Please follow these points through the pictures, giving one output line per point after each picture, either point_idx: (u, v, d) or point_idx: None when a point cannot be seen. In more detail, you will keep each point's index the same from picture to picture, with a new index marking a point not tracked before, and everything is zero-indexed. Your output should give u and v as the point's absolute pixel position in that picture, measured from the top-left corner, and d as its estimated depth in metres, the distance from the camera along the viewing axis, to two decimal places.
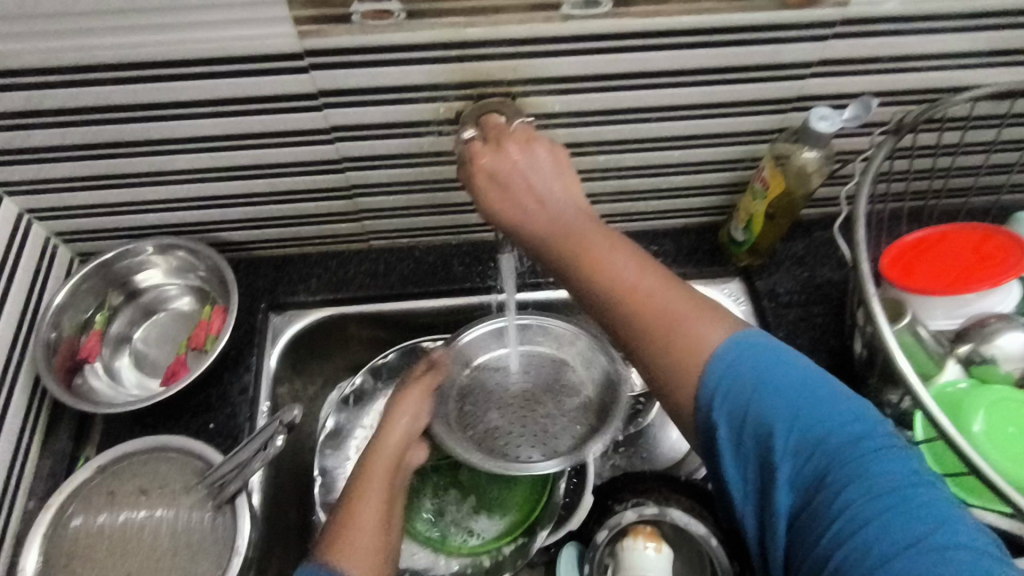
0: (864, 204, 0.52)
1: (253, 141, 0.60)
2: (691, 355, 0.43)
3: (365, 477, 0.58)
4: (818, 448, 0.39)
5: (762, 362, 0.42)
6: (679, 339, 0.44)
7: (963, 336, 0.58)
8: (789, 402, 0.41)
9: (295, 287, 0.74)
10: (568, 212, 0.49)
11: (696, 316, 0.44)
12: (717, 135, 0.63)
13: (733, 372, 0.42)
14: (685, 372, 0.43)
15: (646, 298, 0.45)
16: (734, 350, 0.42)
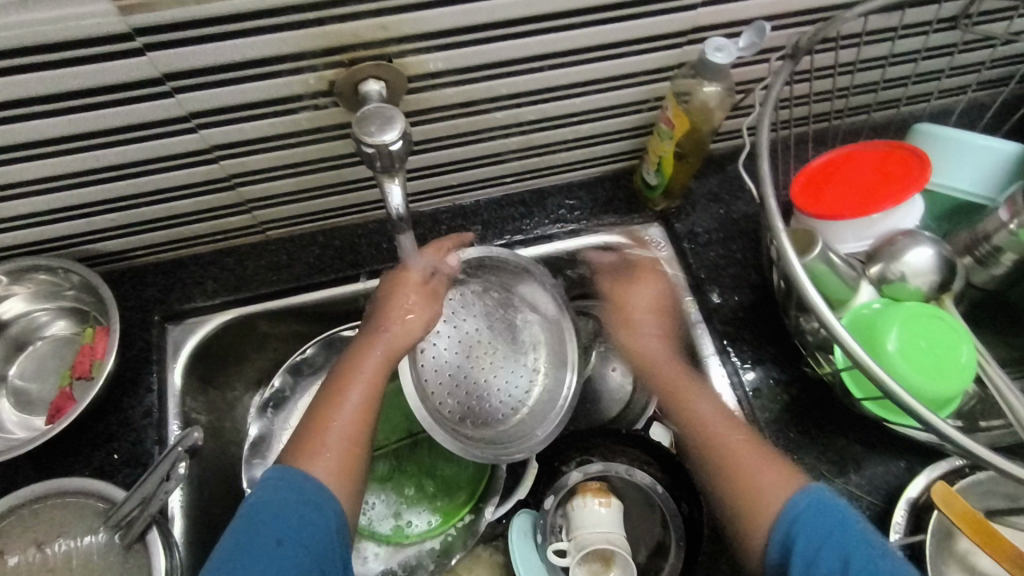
0: (766, 136, 0.51)
1: (102, 141, 0.53)
2: (763, 509, 0.52)
3: (350, 374, 0.55)
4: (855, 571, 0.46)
5: (827, 523, 0.49)
6: (756, 501, 0.53)
7: (874, 256, 0.57)
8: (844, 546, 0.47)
9: (190, 292, 0.67)
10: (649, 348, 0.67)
11: (767, 480, 0.53)
12: (617, 78, 0.60)
13: (813, 533, 0.49)
14: (755, 511, 0.52)
15: (733, 452, 0.57)
16: (805, 506, 0.50)
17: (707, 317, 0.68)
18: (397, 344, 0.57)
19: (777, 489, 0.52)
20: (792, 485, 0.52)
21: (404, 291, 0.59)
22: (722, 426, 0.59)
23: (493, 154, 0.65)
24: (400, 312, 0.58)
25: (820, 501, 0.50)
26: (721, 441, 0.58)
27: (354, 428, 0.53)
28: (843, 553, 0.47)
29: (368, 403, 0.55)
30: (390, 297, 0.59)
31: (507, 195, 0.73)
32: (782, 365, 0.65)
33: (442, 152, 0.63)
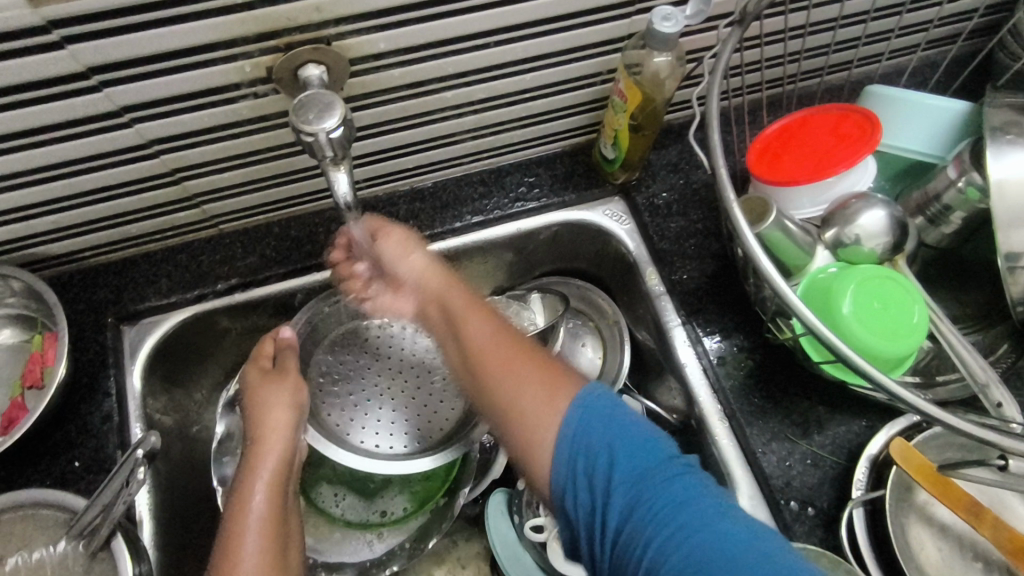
0: (715, 105, 0.50)
1: (30, 140, 0.50)
2: (535, 439, 0.47)
3: (245, 489, 0.52)
4: (614, 475, 0.44)
5: (603, 417, 0.46)
6: (528, 423, 0.47)
7: (829, 221, 0.58)
8: (608, 430, 0.46)
9: (143, 292, 0.66)
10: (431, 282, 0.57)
11: (536, 385, 0.49)
12: (567, 51, 0.59)
13: (582, 425, 0.46)
14: (530, 442, 0.47)
15: (494, 360, 0.51)
16: (578, 402, 0.47)
17: (670, 288, 0.69)
18: (291, 448, 0.56)
19: (546, 418, 0.47)
20: (575, 387, 0.49)
21: (269, 386, 0.59)
22: (507, 343, 0.51)
23: (446, 134, 0.64)
24: (275, 414, 0.57)
25: (602, 398, 0.48)
26: (503, 369, 0.50)
27: (266, 547, 0.49)
28: (596, 444, 0.46)
29: (275, 512, 0.52)
30: (257, 399, 0.58)
31: (465, 175, 0.72)
32: (745, 332, 0.66)
33: (393, 135, 0.62)
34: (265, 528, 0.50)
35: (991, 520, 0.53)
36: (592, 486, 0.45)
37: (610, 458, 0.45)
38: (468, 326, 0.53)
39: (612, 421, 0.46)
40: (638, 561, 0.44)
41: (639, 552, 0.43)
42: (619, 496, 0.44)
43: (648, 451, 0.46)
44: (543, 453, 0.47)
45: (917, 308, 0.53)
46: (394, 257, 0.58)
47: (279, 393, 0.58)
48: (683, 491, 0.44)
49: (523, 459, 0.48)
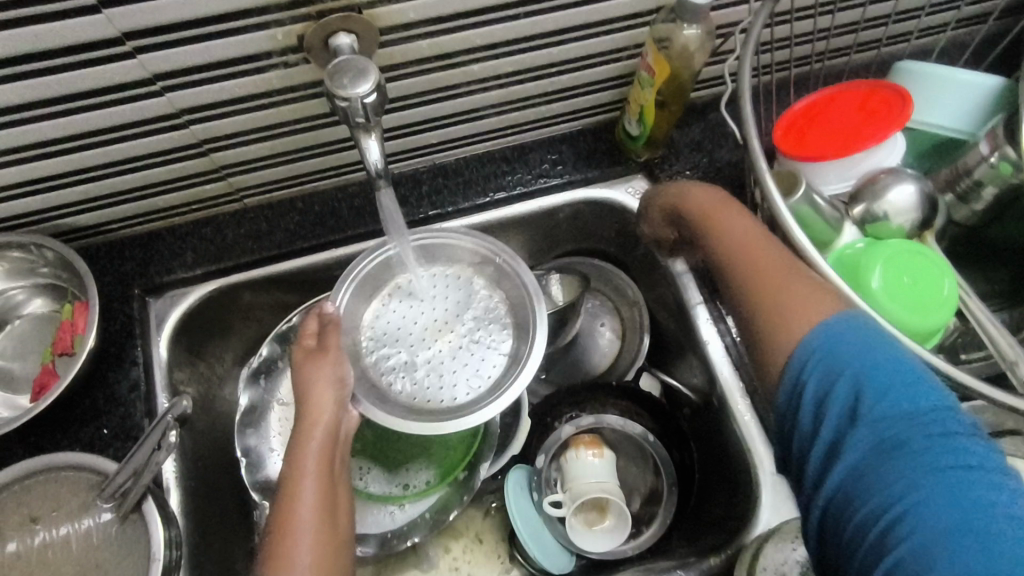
0: (747, 77, 0.50)
1: (63, 106, 0.50)
2: (795, 330, 0.47)
3: (297, 471, 0.52)
4: (879, 403, 0.42)
5: (859, 348, 0.44)
6: (790, 323, 0.47)
7: (857, 197, 0.58)
8: (885, 373, 0.43)
9: (169, 264, 0.66)
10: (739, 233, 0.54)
11: (812, 296, 0.48)
12: (594, 24, 0.59)
13: (847, 349, 0.44)
14: (788, 339, 0.47)
15: (761, 267, 0.51)
16: (841, 325, 0.46)
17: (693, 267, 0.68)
18: (336, 425, 0.55)
19: (811, 307, 0.47)
20: (840, 307, 0.47)
21: (312, 365, 0.57)
22: (754, 240, 0.53)
23: (471, 109, 0.64)
24: (319, 393, 0.56)
25: (861, 326, 0.46)
26: (770, 274, 0.51)
27: (319, 524, 0.50)
28: (868, 372, 0.43)
29: (326, 488, 0.52)
30: (303, 382, 0.56)
31: (488, 152, 0.72)
32: None
33: (419, 109, 0.62)
34: (317, 507, 0.51)
35: None
36: (893, 448, 0.41)
37: (859, 389, 0.43)
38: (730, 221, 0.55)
39: (868, 348, 0.44)
40: (874, 512, 0.40)
41: (866, 501, 0.40)
42: (869, 425, 0.42)
43: (911, 376, 0.43)
44: (790, 340, 0.47)
45: (947, 281, 0.53)
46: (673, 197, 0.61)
47: (323, 373, 0.57)
48: (947, 430, 0.40)
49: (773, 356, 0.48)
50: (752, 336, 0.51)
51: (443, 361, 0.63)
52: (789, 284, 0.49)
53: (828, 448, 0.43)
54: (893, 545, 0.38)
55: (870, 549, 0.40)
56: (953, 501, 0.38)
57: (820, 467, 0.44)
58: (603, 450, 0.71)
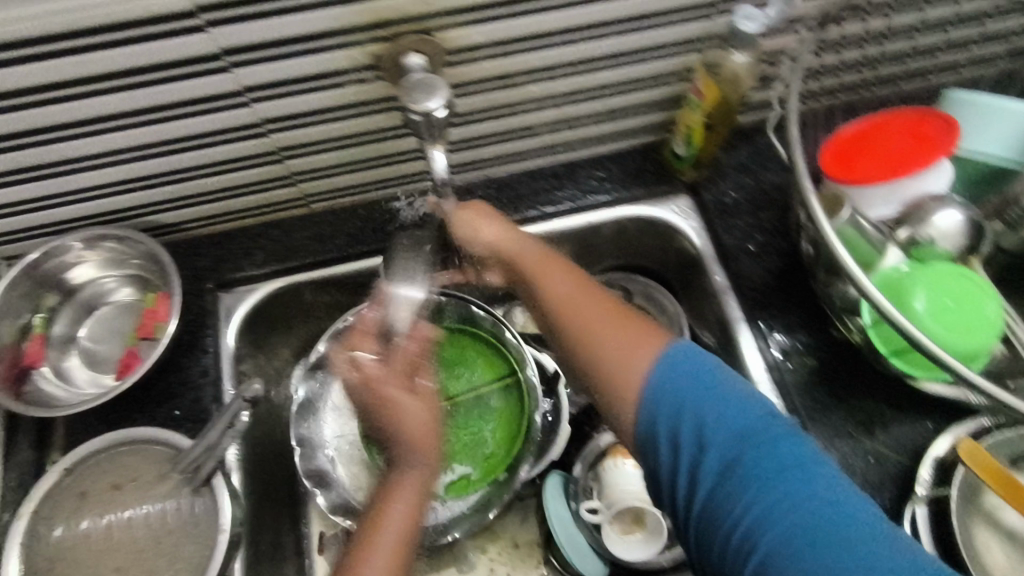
0: (795, 102, 0.52)
1: (164, 114, 0.56)
2: (626, 381, 0.51)
3: (388, 494, 0.55)
4: (719, 431, 0.48)
5: (693, 378, 0.50)
6: (614, 373, 0.51)
7: (903, 220, 0.59)
8: (710, 398, 0.49)
9: (240, 262, 0.71)
10: (577, 292, 0.56)
11: (630, 341, 0.53)
12: (648, 49, 0.62)
13: (675, 381, 0.50)
14: (619, 386, 0.51)
15: (592, 322, 0.54)
16: (674, 361, 0.51)
17: (735, 284, 0.70)
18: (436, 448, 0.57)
19: (636, 354, 0.52)
20: (662, 343, 0.52)
21: (401, 389, 0.57)
22: (590, 292, 0.56)
23: (526, 126, 0.68)
24: (416, 421, 0.56)
25: (701, 359, 0.51)
26: (590, 332, 0.54)
27: (399, 547, 0.52)
28: (722, 405, 0.49)
29: (412, 512, 0.54)
30: (398, 412, 0.56)
31: (539, 168, 0.75)
32: (810, 330, 0.67)
33: (478, 125, 0.66)
34: (405, 527, 0.53)
35: None
36: (731, 464, 0.47)
37: (697, 424, 0.48)
38: (556, 275, 0.58)
39: (703, 382, 0.49)
40: (733, 525, 0.46)
41: (729, 514, 0.46)
42: (717, 452, 0.47)
43: (745, 413, 0.49)
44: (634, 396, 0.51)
45: (991, 303, 0.53)
46: (467, 231, 0.62)
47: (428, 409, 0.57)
48: (784, 450, 0.47)
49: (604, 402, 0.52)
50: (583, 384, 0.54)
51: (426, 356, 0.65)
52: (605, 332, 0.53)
53: (691, 477, 0.48)
54: (754, 548, 0.45)
55: (738, 553, 0.46)
56: (799, 502, 0.45)
57: (687, 488, 0.49)
58: None
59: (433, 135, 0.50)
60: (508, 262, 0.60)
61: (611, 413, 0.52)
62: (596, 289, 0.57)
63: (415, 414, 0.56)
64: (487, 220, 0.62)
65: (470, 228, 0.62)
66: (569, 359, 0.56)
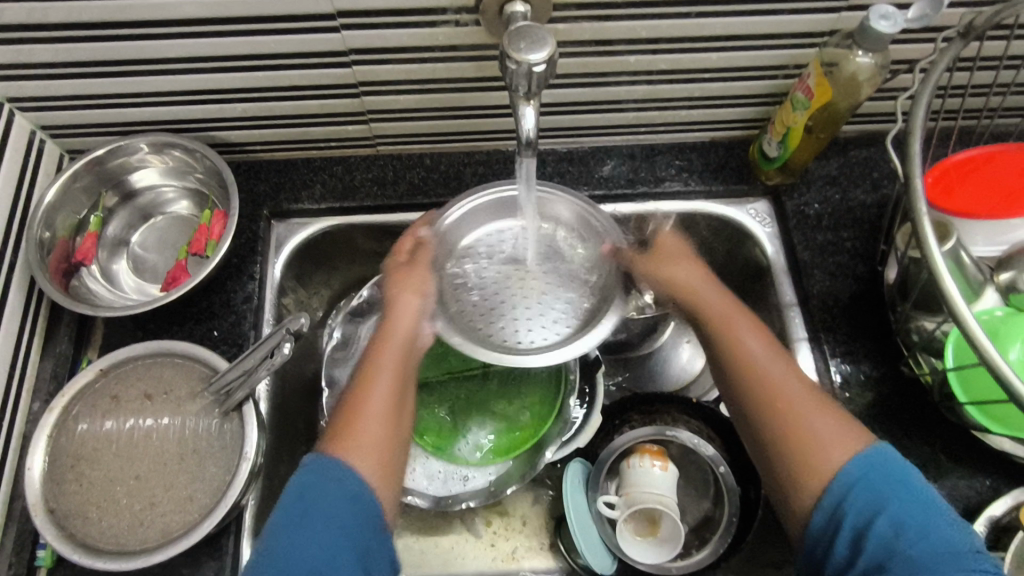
0: (922, 115, 0.47)
1: (249, 26, 0.54)
2: (814, 463, 0.47)
3: (371, 373, 0.54)
4: (917, 538, 0.42)
5: (891, 481, 0.45)
6: (808, 451, 0.48)
7: (1006, 263, 0.55)
8: (914, 506, 0.44)
9: (298, 193, 0.70)
10: (761, 354, 0.54)
11: (835, 430, 0.48)
12: (761, 37, 0.57)
13: (859, 485, 0.45)
14: (801, 458, 0.48)
15: (776, 388, 0.52)
16: (876, 462, 0.46)
17: (803, 301, 0.66)
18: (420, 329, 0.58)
19: (842, 444, 0.48)
20: (861, 440, 0.48)
21: (411, 272, 0.60)
22: (796, 381, 0.52)
23: (614, 99, 0.64)
24: (404, 306, 0.58)
25: (896, 466, 0.46)
26: (788, 414, 0.50)
27: (386, 447, 0.50)
28: (917, 514, 0.44)
29: (393, 401, 0.53)
30: (410, 297, 0.59)
31: (618, 146, 0.72)
32: (877, 363, 0.62)
33: (565, 90, 0.62)
34: (392, 391, 0.53)
35: None
36: (906, 562, 0.42)
37: (895, 523, 0.43)
38: (744, 334, 0.55)
39: (911, 498, 0.44)
40: None
41: None
42: (911, 556, 0.42)
43: (944, 537, 0.43)
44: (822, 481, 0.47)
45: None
46: (648, 267, 0.62)
47: (422, 292, 0.59)
48: None
49: (785, 471, 0.49)
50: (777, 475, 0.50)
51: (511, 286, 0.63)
52: (804, 420, 0.49)
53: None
54: None
55: None
56: None
57: None
58: (667, 463, 0.70)
59: (653, 249, 0.63)
60: (683, 302, 0.60)
61: (784, 485, 0.49)
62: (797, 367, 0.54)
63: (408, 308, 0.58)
64: (712, 290, 0.59)
65: (655, 266, 0.62)
66: (749, 419, 0.52)
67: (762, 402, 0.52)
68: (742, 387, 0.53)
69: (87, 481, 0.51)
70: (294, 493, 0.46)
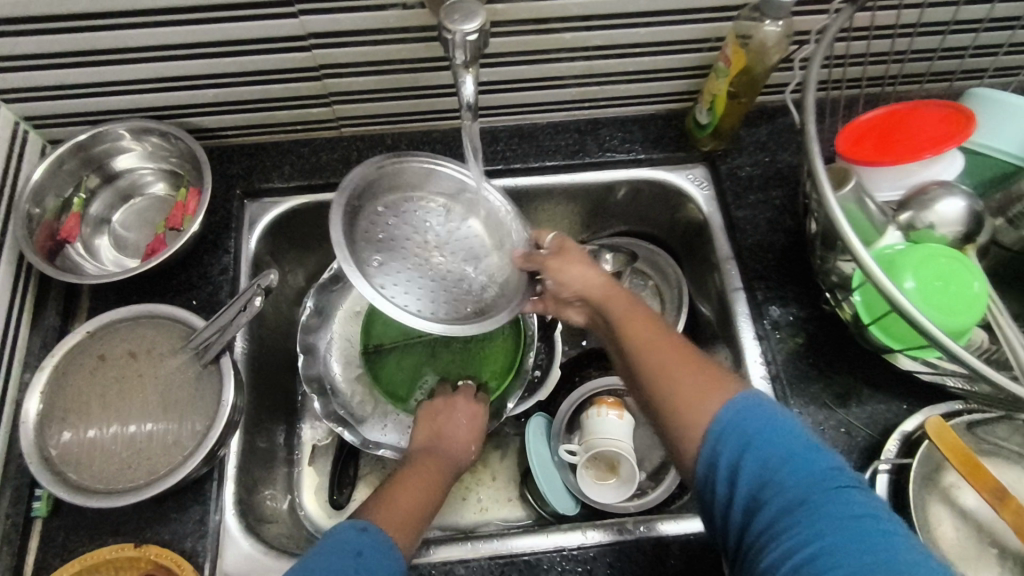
0: (816, 70, 0.54)
1: (214, 14, 0.59)
2: (693, 422, 0.49)
3: (412, 466, 0.62)
4: (783, 470, 0.45)
5: (760, 421, 0.47)
6: (686, 414, 0.50)
7: (905, 204, 0.60)
8: (776, 439, 0.46)
9: (268, 174, 0.75)
10: (650, 336, 0.57)
11: (704, 387, 0.51)
12: (681, 12, 0.64)
13: (728, 432, 0.47)
14: (687, 425, 0.50)
15: (664, 367, 0.54)
16: (741, 408, 0.48)
17: (737, 253, 0.72)
18: (448, 443, 0.66)
19: (706, 395, 0.50)
20: (729, 390, 0.50)
21: (457, 403, 0.71)
22: (677, 354, 0.55)
23: (554, 76, 0.70)
24: (447, 427, 0.68)
25: (759, 405, 0.48)
26: (669, 378, 0.53)
27: None
28: (782, 447, 0.46)
29: (422, 480, 0.60)
30: (453, 419, 0.69)
31: (564, 122, 0.78)
32: (803, 305, 0.69)
33: (509, 68, 0.68)
34: (423, 477, 0.61)
35: (1014, 507, 0.54)
36: (775, 493, 0.44)
37: (760, 458, 0.46)
38: (639, 321, 0.59)
39: (776, 432, 0.47)
40: (782, 557, 0.42)
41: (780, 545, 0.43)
42: (781, 491, 0.44)
43: (805, 463, 0.45)
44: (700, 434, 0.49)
45: (977, 281, 0.54)
46: (553, 273, 0.65)
47: (468, 416, 0.69)
48: (844, 499, 0.43)
49: (673, 439, 0.51)
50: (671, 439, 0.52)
51: (413, 244, 0.65)
52: (682, 378, 0.52)
53: (747, 510, 0.46)
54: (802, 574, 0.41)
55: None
56: (847, 534, 0.41)
57: (741, 527, 0.46)
58: (623, 412, 0.76)
59: (558, 250, 0.66)
60: (593, 303, 0.64)
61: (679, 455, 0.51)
62: (684, 343, 0.57)
63: (424, 450, 0.65)
64: (612, 289, 0.63)
65: (558, 266, 0.65)
66: (648, 401, 0.55)
67: (651, 378, 0.54)
68: (637, 362, 0.57)
69: (79, 432, 0.56)
70: (347, 547, 0.49)
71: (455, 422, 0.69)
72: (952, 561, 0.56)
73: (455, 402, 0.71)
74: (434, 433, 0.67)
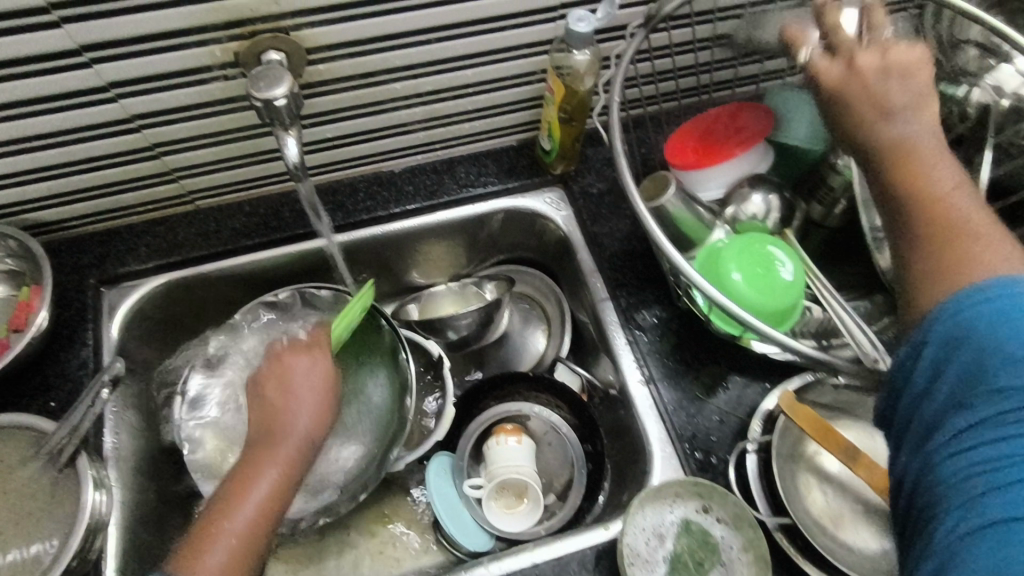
0: (616, 92, 0.58)
1: (25, 109, 0.58)
2: (961, 274, 0.43)
3: (252, 468, 0.56)
4: (993, 401, 0.38)
5: (1002, 317, 0.40)
6: (961, 263, 0.44)
7: (728, 200, 0.66)
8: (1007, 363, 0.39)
9: (123, 258, 0.73)
10: (927, 138, 0.48)
11: (991, 247, 0.44)
12: (499, 51, 0.67)
13: None
14: (953, 266, 0.44)
15: (938, 202, 0.46)
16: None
17: (599, 267, 0.76)
18: (298, 432, 0.59)
19: (993, 260, 0.43)
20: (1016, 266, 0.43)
21: (296, 358, 0.63)
22: (942, 156, 0.47)
23: (396, 123, 0.72)
24: (292, 398, 0.60)
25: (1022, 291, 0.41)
26: (935, 197, 0.46)
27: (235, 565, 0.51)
28: (1008, 374, 0.38)
29: (272, 482, 0.56)
30: (293, 376, 0.62)
31: (420, 164, 0.80)
32: (665, 304, 0.73)
33: (347, 122, 0.70)
34: (273, 472, 0.56)
35: (867, 462, 0.58)
36: (972, 420, 0.39)
37: (962, 377, 0.40)
38: (903, 114, 0.48)
39: (1008, 348, 0.39)
40: (942, 489, 0.39)
41: (943, 474, 0.39)
42: (980, 419, 0.38)
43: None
44: (965, 283, 0.43)
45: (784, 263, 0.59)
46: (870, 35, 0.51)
47: (315, 368, 0.62)
48: None
49: (927, 271, 0.45)
50: (901, 233, 0.47)
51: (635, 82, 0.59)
52: (952, 200, 0.46)
53: (930, 423, 0.41)
54: (953, 513, 0.37)
55: (931, 513, 0.39)
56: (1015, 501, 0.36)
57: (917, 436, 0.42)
58: (523, 437, 0.77)
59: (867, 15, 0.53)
60: (843, 97, 0.50)
61: (916, 281, 0.45)
62: (954, 163, 0.48)
63: (263, 429, 0.59)
64: (898, 80, 0.49)
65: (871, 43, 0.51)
66: (891, 220, 0.48)
67: (916, 201, 0.46)
68: (887, 166, 0.48)
69: None
70: None
71: (300, 380, 0.61)
72: (824, 525, 0.60)
73: (302, 351, 0.63)
74: (273, 403, 0.60)
